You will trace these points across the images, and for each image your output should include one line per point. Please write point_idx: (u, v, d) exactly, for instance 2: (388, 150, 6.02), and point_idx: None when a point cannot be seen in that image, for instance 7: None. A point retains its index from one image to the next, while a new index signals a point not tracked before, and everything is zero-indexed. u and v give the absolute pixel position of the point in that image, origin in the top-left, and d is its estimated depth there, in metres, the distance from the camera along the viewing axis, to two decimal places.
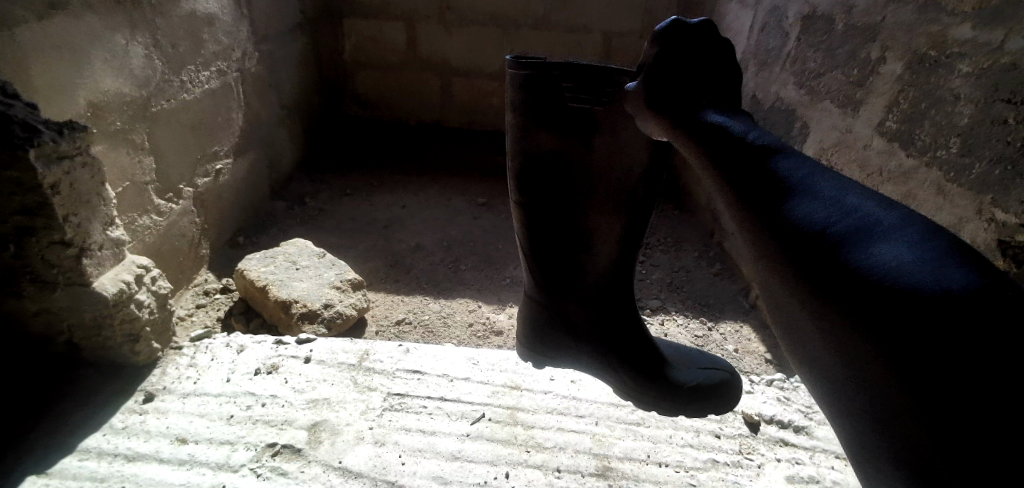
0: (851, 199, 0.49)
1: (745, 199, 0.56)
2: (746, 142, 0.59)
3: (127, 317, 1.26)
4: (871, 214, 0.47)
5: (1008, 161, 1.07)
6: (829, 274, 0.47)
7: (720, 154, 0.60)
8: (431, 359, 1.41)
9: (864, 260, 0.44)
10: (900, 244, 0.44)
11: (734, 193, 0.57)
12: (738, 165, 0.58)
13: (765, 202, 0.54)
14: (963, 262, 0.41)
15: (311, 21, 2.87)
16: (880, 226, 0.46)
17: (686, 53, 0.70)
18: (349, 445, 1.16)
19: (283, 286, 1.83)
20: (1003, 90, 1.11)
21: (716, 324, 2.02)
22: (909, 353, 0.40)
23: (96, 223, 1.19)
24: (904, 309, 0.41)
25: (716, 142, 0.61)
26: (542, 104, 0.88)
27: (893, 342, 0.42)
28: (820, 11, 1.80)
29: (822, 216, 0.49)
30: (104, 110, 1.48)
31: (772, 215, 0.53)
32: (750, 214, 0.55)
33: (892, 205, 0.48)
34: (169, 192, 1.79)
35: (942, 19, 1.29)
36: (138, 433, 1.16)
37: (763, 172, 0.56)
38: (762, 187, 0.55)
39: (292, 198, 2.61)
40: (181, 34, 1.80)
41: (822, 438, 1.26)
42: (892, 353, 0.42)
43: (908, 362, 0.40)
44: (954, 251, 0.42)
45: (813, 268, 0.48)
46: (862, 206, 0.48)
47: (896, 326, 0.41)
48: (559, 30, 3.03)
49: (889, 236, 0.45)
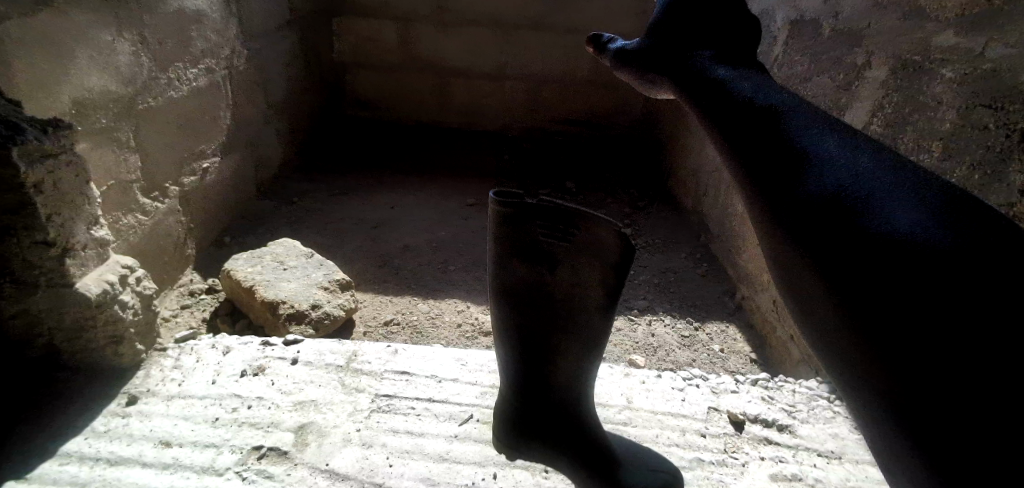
0: (857, 165, 0.48)
1: (741, 164, 0.55)
2: (752, 106, 0.57)
3: (110, 319, 1.25)
4: (874, 177, 0.46)
5: (989, 166, 1.10)
6: (831, 230, 0.45)
7: (722, 118, 0.59)
8: (419, 360, 1.41)
9: (868, 220, 0.44)
10: (904, 211, 0.43)
11: (731, 158, 0.56)
12: (739, 128, 0.57)
13: (768, 162, 0.53)
14: (968, 231, 0.40)
15: (303, 19, 2.84)
16: (882, 190, 0.45)
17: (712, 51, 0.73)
18: (337, 447, 1.16)
19: (270, 286, 1.82)
20: (984, 95, 1.13)
21: (703, 324, 2.04)
22: (898, 323, 0.40)
23: (80, 223, 1.18)
24: (900, 274, 0.40)
25: (723, 107, 0.60)
26: (519, 216, 0.86)
27: (881, 309, 0.41)
28: (808, 15, 1.82)
29: (821, 180, 0.48)
30: (89, 108, 1.45)
31: (771, 179, 0.52)
32: (746, 180, 0.54)
33: (899, 169, 0.47)
34: (155, 191, 1.77)
35: (926, 25, 1.31)
36: (122, 437, 1.14)
37: (768, 133, 0.54)
38: (765, 148, 0.54)
39: (279, 197, 2.59)
40: (169, 32, 1.78)
41: (806, 436, 1.28)
42: (879, 323, 0.41)
43: (897, 334, 0.40)
44: (958, 221, 0.41)
45: (813, 225, 0.47)
46: (867, 172, 0.47)
47: (887, 293, 0.40)
48: (550, 32, 3.04)
49: (893, 200, 0.44)
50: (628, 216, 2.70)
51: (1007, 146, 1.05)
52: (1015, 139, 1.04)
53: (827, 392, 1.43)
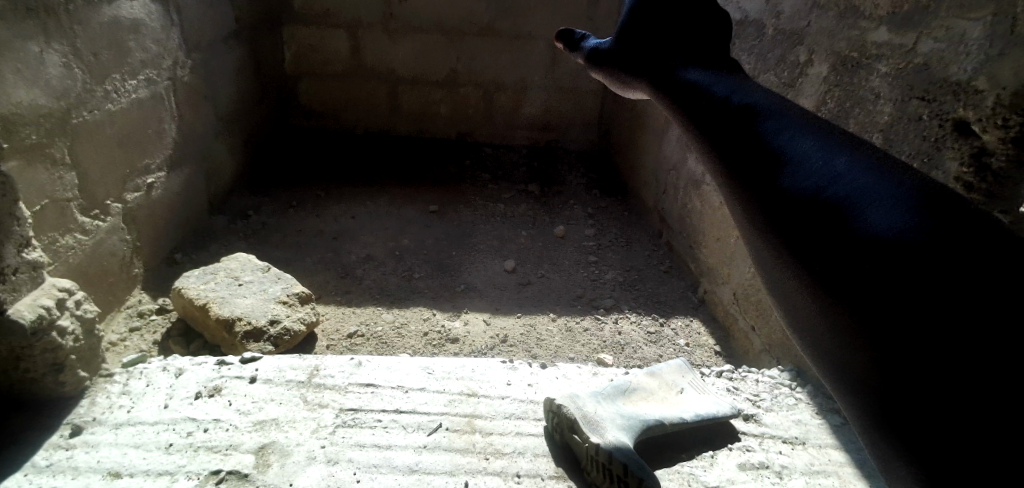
0: (844, 170, 0.55)
1: (741, 176, 0.64)
2: (748, 130, 0.66)
3: (47, 346, 1.16)
4: (857, 180, 0.53)
5: (925, 155, 1.15)
6: (824, 230, 0.52)
7: (724, 135, 0.68)
8: (384, 371, 1.38)
9: (859, 216, 0.50)
10: (879, 197, 0.50)
11: (731, 168, 0.66)
12: (740, 144, 0.66)
13: (765, 178, 0.61)
14: (945, 220, 0.46)
15: (248, 28, 2.76)
16: (860, 185, 0.52)
17: (707, 78, 0.82)
18: (300, 466, 1.12)
19: (226, 304, 1.75)
20: (917, 88, 1.19)
21: (668, 320, 2.07)
22: (876, 301, 0.47)
23: (9, 246, 1.10)
24: (877, 256, 0.47)
25: (723, 134, 0.69)
26: None
27: (862, 292, 0.48)
28: (751, 16, 1.87)
29: (811, 180, 0.56)
30: (17, 124, 1.37)
31: (767, 184, 0.60)
32: (744, 184, 0.63)
33: (882, 169, 0.53)
34: (95, 210, 1.69)
35: (860, 22, 1.37)
36: (66, 470, 1.07)
37: (765, 153, 0.62)
38: (763, 164, 0.62)
39: (233, 211, 2.51)
40: (104, 42, 1.70)
41: (770, 424, 1.31)
42: (862, 303, 0.48)
43: (878, 311, 0.46)
44: (936, 210, 0.47)
45: (808, 226, 0.54)
46: (852, 175, 0.54)
47: (867, 274, 0.47)
48: (505, 36, 3.05)
49: (875, 197, 0.51)
50: (588, 217, 2.73)
51: (940, 136, 1.12)
52: (948, 128, 1.11)
53: (788, 380, 1.47)
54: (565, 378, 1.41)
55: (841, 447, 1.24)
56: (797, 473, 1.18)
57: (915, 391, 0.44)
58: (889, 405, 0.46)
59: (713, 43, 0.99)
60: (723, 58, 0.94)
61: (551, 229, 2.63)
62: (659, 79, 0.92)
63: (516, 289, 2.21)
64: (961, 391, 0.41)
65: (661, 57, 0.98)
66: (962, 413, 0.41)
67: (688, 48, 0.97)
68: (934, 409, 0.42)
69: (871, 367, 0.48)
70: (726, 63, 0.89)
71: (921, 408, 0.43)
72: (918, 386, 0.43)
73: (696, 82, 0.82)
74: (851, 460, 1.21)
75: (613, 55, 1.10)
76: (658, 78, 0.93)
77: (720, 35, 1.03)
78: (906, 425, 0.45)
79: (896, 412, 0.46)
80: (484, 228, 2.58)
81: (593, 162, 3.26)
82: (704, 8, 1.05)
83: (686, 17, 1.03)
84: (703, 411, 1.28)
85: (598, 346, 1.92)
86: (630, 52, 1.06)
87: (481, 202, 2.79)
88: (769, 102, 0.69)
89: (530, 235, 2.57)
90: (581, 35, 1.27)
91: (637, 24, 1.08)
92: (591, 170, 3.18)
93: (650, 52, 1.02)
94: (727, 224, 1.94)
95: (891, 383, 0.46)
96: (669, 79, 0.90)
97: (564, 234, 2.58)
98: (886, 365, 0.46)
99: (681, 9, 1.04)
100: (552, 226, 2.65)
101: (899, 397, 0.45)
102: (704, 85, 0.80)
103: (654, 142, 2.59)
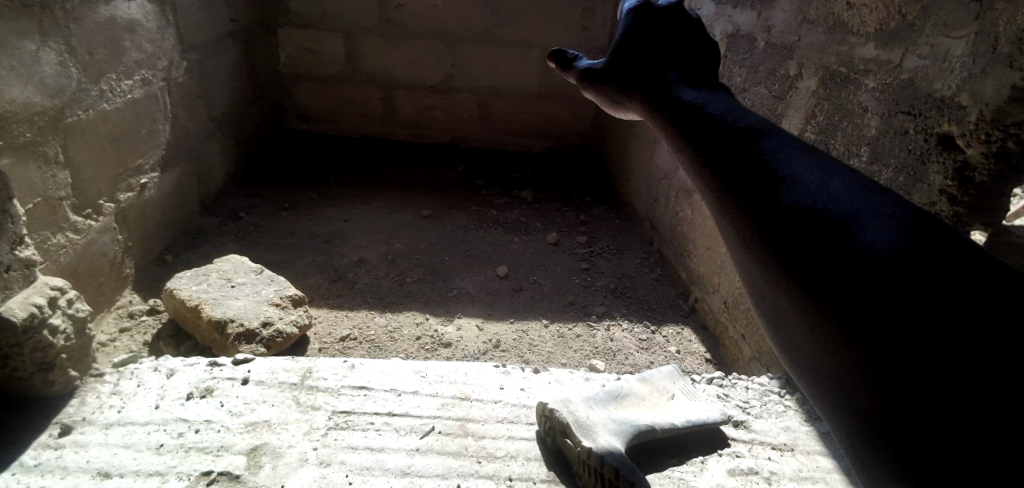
0: (843, 192, 0.57)
1: (739, 195, 0.65)
2: (746, 150, 0.68)
3: (38, 345, 1.15)
4: (858, 204, 0.55)
5: (911, 168, 1.19)
6: (824, 248, 0.54)
7: (720, 150, 0.71)
8: (378, 374, 1.38)
9: (861, 237, 0.52)
10: (876, 220, 0.53)
11: (729, 188, 0.67)
12: (738, 162, 0.67)
13: (762, 196, 0.62)
14: (939, 245, 0.48)
15: (244, 30, 2.76)
16: (860, 208, 0.54)
17: (705, 98, 0.84)
18: (292, 468, 1.11)
19: (217, 305, 1.74)
20: (904, 103, 1.22)
21: (659, 327, 2.09)
22: (875, 309, 0.48)
23: (2, 243, 1.10)
24: (871, 259, 0.50)
25: (723, 152, 0.70)
26: None
27: (860, 296, 0.50)
28: (742, 30, 1.91)
29: (808, 198, 0.58)
30: (11, 120, 1.36)
31: (763, 198, 0.62)
32: (739, 197, 0.65)
33: (875, 190, 0.57)
34: (87, 209, 1.68)
35: (848, 38, 1.40)
36: (54, 470, 1.06)
37: (765, 173, 0.64)
38: (763, 184, 0.63)
39: (225, 213, 2.49)
40: (100, 41, 1.70)
41: (759, 430, 1.33)
42: (858, 318, 0.50)
43: (874, 324, 0.48)
44: (931, 236, 0.49)
45: (808, 245, 0.56)
46: (851, 198, 0.56)
47: (861, 286, 0.50)
48: (500, 44, 3.08)
49: (874, 220, 0.53)
50: (581, 225, 2.75)
51: (926, 150, 1.16)
52: (932, 142, 1.15)
53: (778, 387, 1.48)
54: (557, 383, 1.42)
55: (829, 453, 1.26)
56: (785, 478, 1.19)
57: (907, 401, 0.45)
58: (882, 416, 0.48)
59: (706, 70, 1.02)
60: (713, 80, 0.97)
61: (544, 236, 2.64)
62: (653, 98, 0.94)
63: (509, 294, 2.21)
64: (959, 383, 0.42)
65: (655, 77, 1.00)
66: (959, 416, 0.42)
67: (683, 71, 1.00)
68: (925, 417, 0.44)
69: (863, 375, 0.49)
70: (716, 86, 0.92)
71: (911, 417, 0.45)
72: (911, 397, 0.45)
73: (692, 101, 0.84)
74: (838, 466, 1.23)
75: (605, 72, 1.11)
76: (653, 97, 0.95)
77: (709, 57, 1.06)
78: (895, 437, 0.47)
79: (888, 424, 0.47)
80: (477, 234, 2.59)
81: (586, 172, 3.29)
82: (695, 33, 1.09)
83: (678, 39, 1.06)
84: (694, 417, 1.29)
85: (590, 352, 1.93)
86: (622, 71, 1.07)
87: (474, 208, 2.80)
88: (765, 125, 0.71)
89: (523, 241, 2.58)
90: (575, 54, 1.26)
91: (630, 44, 1.10)
92: (583, 179, 3.20)
93: (642, 72, 1.03)
94: (718, 234, 1.96)
95: (885, 394, 0.47)
96: (664, 98, 0.92)
97: (558, 241, 2.59)
98: (879, 376, 0.48)
99: (674, 33, 1.07)
100: (545, 233, 2.66)
101: (892, 396, 0.47)
102: (701, 104, 0.82)
103: (646, 153, 2.62)
